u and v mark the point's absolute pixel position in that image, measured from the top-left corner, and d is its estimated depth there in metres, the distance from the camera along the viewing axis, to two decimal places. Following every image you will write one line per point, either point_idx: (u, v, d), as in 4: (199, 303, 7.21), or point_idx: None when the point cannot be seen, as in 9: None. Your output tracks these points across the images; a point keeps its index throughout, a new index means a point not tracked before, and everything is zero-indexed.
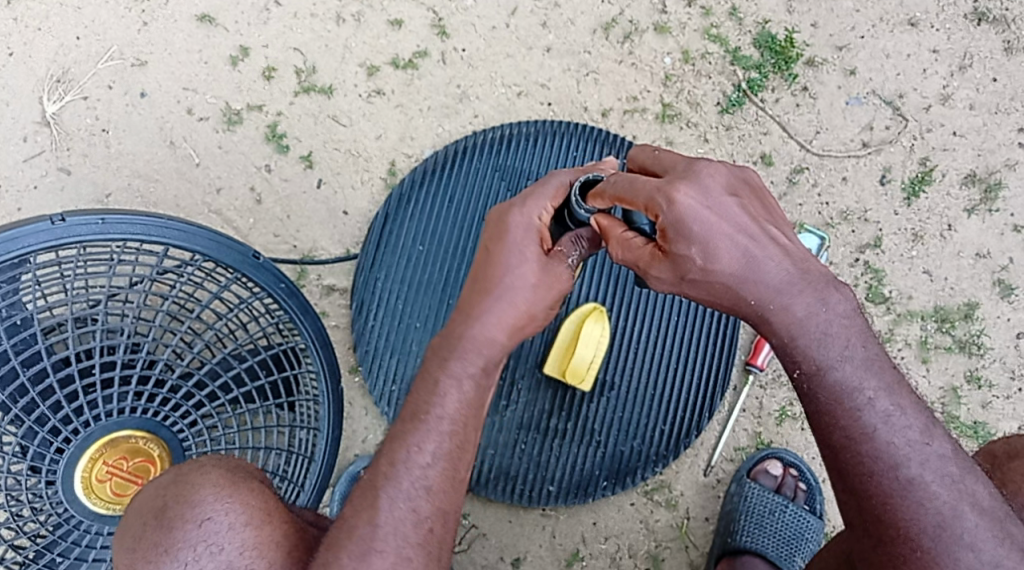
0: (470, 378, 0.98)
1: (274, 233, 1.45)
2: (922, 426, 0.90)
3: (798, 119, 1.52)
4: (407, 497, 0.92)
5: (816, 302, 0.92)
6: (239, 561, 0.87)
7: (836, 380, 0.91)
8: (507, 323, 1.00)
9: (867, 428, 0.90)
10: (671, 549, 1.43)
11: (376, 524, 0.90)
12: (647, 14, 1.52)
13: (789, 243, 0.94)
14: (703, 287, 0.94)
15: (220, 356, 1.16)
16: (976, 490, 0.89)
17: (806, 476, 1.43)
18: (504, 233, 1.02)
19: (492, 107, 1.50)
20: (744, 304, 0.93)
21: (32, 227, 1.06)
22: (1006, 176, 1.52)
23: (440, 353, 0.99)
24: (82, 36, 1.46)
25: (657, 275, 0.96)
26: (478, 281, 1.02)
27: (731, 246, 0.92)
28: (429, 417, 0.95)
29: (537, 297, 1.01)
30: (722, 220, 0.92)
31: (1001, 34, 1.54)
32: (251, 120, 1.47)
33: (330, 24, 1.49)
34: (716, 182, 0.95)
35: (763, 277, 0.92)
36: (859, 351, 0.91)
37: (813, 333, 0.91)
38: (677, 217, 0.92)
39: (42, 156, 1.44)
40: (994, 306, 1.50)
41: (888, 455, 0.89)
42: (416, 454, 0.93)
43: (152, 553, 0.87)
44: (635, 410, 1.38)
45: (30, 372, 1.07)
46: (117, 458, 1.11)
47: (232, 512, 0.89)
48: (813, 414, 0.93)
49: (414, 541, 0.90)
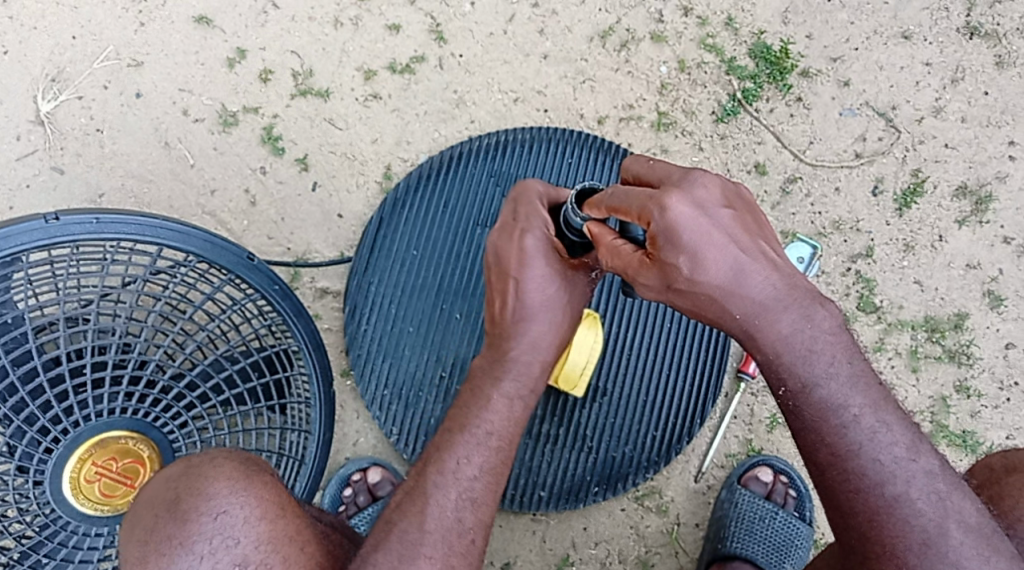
0: (522, 395, 1.03)
1: (268, 235, 1.45)
2: (908, 442, 0.92)
3: (792, 129, 1.53)
4: (455, 506, 0.96)
5: (801, 319, 0.93)
6: (254, 554, 0.89)
7: (820, 398, 0.92)
8: (550, 339, 1.04)
9: (852, 444, 0.91)
10: (661, 555, 1.43)
11: (425, 529, 0.94)
12: (643, 23, 1.53)
13: (777, 258, 0.94)
14: (689, 297, 0.94)
15: (212, 357, 1.15)
16: (963, 507, 0.90)
17: (795, 483, 1.43)
18: (523, 258, 1.03)
19: (488, 113, 1.51)
20: (730, 320, 0.94)
21: (25, 225, 1.06)
22: (997, 188, 1.53)
23: (493, 373, 1.03)
24: (79, 36, 1.47)
25: (645, 283, 0.95)
26: (507, 305, 1.04)
27: (720, 257, 0.92)
28: (478, 430, 1.00)
29: (570, 310, 1.05)
30: (713, 231, 0.92)
31: (992, 49, 1.56)
32: (247, 122, 1.47)
33: (328, 27, 1.50)
34: (708, 193, 0.94)
35: (750, 291, 0.92)
36: (844, 368, 0.92)
37: (799, 350, 0.92)
38: (667, 225, 0.91)
39: (35, 156, 1.44)
40: (984, 317, 1.51)
41: (874, 472, 0.91)
42: (466, 465, 0.98)
43: (164, 546, 0.89)
44: (626, 417, 1.38)
45: (20, 372, 1.06)
46: (106, 459, 1.10)
47: (247, 505, 0.91)
48: (799, 431, 0.94)
49: (458, 549, 0.95)
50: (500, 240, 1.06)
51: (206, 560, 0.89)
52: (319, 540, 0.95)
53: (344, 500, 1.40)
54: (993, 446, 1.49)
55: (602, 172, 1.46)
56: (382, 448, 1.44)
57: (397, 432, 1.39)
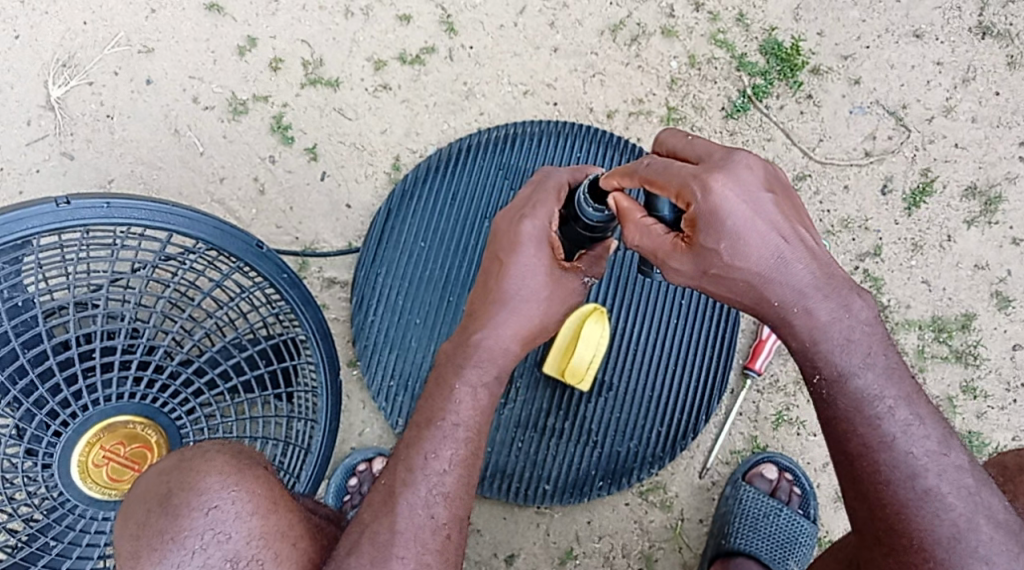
0: (485, 386, 1.02)
1: (276, 224, 1.46)
2: (939, 436, 0.92)
3: (802, 126, 1.53)
4: (425, 504, 0.95)
5: (839, 308, 0.93)
6: (245, 550, 0.90)
7: (857, 387, 0.92)
8: (517, 330, 1.04)
9: (886, 436, 0.91)
10: (665, 550, 1.44)
11: (395, 530, 0.93)
12: (654, 17, 1.52)
13: (818, 246, 0.95)
14: (725, 283, 0.94)
15: (220, 344, 1.15)
16: (992, 503, 0.91)
17: (801, 481, 1.43)
18: (516, 241, 1.06)
19: (497, 105, 1.51)
20: (767, 305, 0.94)
21: (36, 208, 1.06)
22: (1006, 189, 1.53)
23: (454, 360, 1.03)
24: (89, 22, 1.46)
25: (676, 267, 0.96)
26: (489, 287, 1.06)
27: (762, 244, 0.92)
28: (444, 423, 0.99)
29: (550, 309, 1.06)
30: (757, 217, 0.92)
31: (1004, 49, 1.55)
32: (257, 110, 1.47)
33: (339, 17, 1.49)
34: (751, 175, 0.94)
35: (790, 278, 0.93)
36: (880, 360, 0.93)
37: (836, 339, 0.93)
38: (711, 207, 0.91)
39: (45, 140, 1.44)
40: (991, 318, 1.51)
41: (906, 465, 0.91)
42: (432, 460, 0.97)
43: (157, 541, 0.89)
44: (632, 411, 1.39)
45: (30, 355, 1.06)
46: (114, 443, 1.10)
47: (238, 500, 0.91)
48: (831, 421, 0.94)
49: (433, 547, 0.93)
50: (503, 224, 1.09)
51: (199, 555, 0.89)
52: (312, 534, 0.96)
53: (348, 491, 1.41)
54: (999, 446, 1.49)
55: (610, 167, 1.46)
56: (385, 438, 1.45)
57: (402, 424, 1.40)
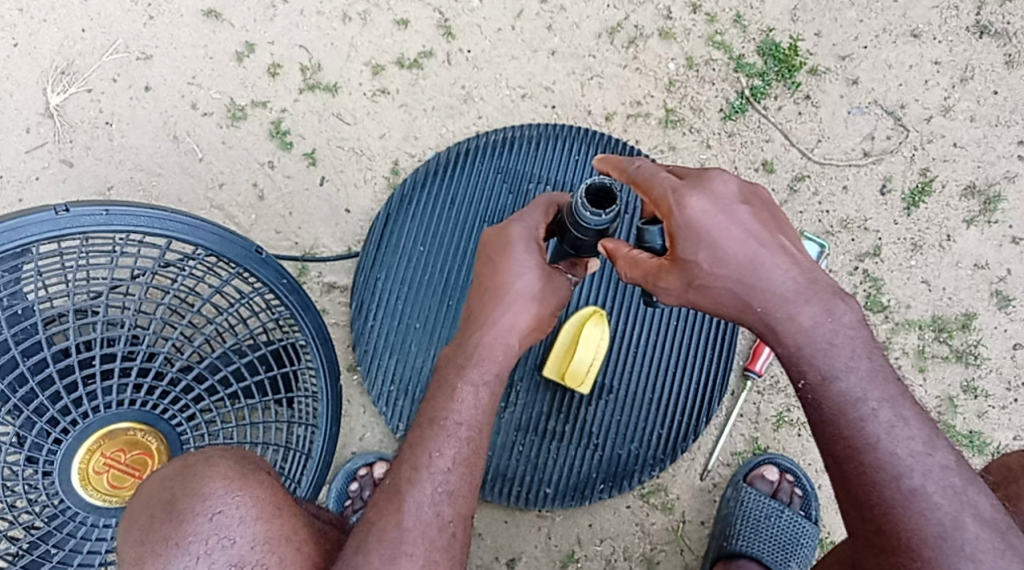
0: (486, 384, 1.01)
1: (276, 229, 1.46)
2: (924, 437, 0.91)
3: (800, 127, 1.53)
4: (432, 501, 0.94)
5: (821, 312, 0.94)
6: (250, 554, 0.89)
7: (840, 391, 0.92)
8: (515, 325, 1.04)
9: (870, 437, 0.91)
10: (666, 553, 1.44)
11: (403, 527, 0.92)
12: (651, 19, 1.53)
13: (799, 253, 0.97)
14: (709, 293, 0.97)
15: (221, 350, 1.15)
16: (978, 501, 0.89)
17: (802, 482, 1.43)
18: (508, 244, 1.08)
19: (496, 109, 1.51)
20: (751, 312, 0.96)
21: (35, 216, 1.06)
22: (1005, 188, 1.53)
23: (457, 363, 1.02)
24: (88, 29, 1.47)
25: (665, 287, 1.00)
26: (485, 291, 1.06)
27: (738, 251, 0.95)
28: (446, 422, 0.98)
29: (545, 305, 1.06)
30: (731, 226, 0.96)
31: (1002, 47, 1.55)
32: (255, 116, 1.47)
33: (337, 22, 1.50)
34: (727, 190, 0.97)
35: (771, 285, 0.95)
36: (863, 363, 0.93)
37: (819, 342, 0.94)
38: (687, 221, 0.96)
39: (44, 148, 1.44)
40: (991, 317, 1.51)
41: (891, 466, 0.90)
42: (438, 458, 0.96)
43: (161, 546, 0.89)
44: (632, 414, 1.39)
45: (30, 363, 1.06)
46: (114, 450, 1.10)
47: (243, 505, 0.91)
48: (817, 424, 0.94)
49: (440, 545, 0.92)
50: (493, 233, 1.11)
51: (203, 560, 0.89)
52: (314, 537, 0.95)
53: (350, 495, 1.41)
54: (1000, 446, 1.49)
55: None
56: (388, 442, 1.45)
57: (403, 429, 1.40)
